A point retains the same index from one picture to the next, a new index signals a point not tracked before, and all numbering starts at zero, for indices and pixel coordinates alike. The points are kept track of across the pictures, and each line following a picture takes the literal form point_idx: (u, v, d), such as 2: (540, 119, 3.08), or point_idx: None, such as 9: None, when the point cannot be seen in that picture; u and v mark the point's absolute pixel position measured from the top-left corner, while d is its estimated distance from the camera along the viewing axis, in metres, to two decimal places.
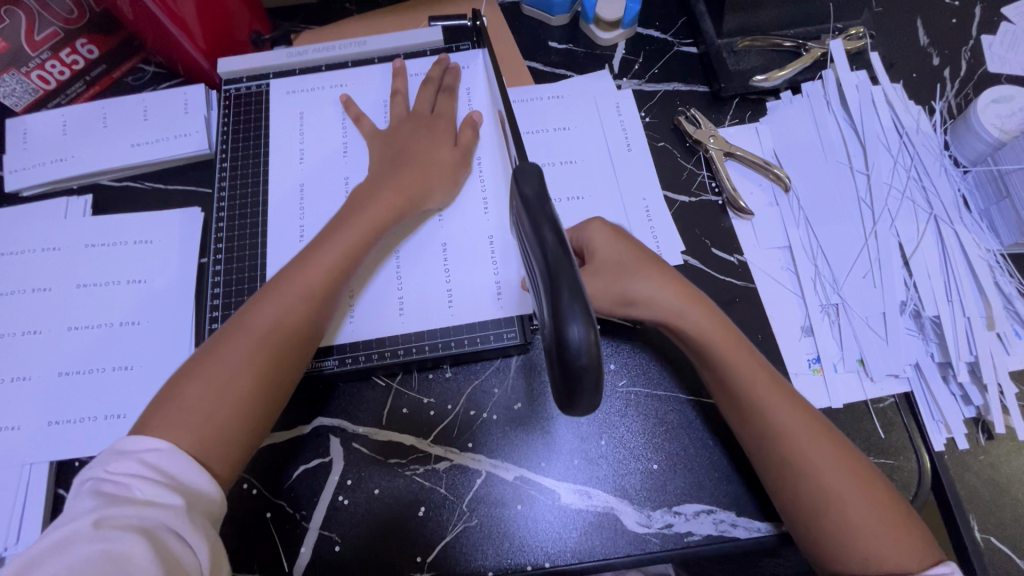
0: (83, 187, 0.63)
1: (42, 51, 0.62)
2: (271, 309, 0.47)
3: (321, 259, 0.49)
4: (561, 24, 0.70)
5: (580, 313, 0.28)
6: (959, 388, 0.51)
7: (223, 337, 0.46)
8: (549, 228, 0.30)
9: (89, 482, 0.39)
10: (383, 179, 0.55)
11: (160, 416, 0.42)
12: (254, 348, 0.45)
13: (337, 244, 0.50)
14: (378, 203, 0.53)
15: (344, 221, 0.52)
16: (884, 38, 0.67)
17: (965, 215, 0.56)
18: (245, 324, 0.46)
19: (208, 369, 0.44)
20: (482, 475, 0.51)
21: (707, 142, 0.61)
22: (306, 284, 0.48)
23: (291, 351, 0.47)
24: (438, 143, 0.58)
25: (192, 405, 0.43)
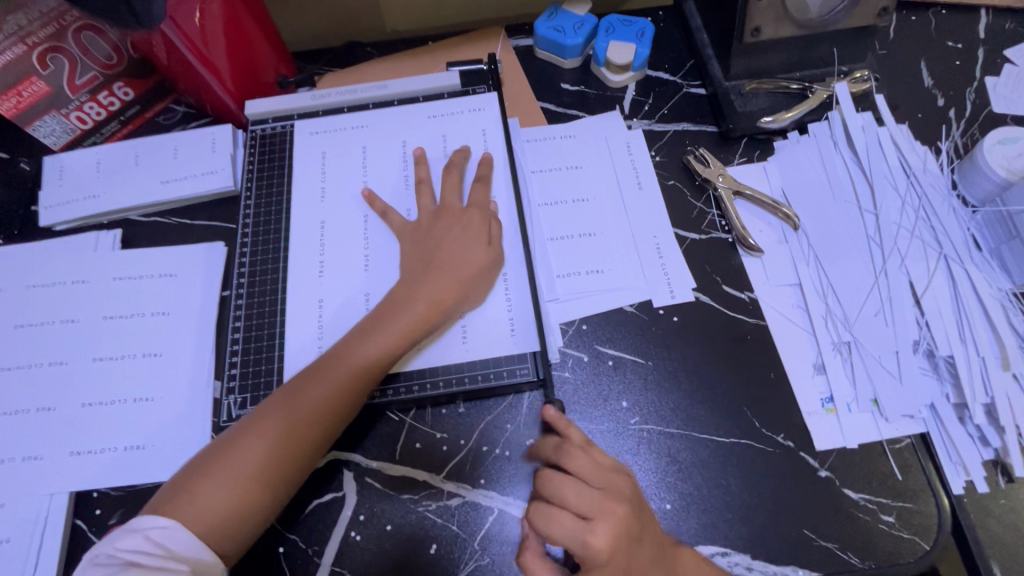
0: (114, 222, 0.66)
1: (82, 94, 0.65)
2: (288, 414, 0.48)
3: (345, 369, 0.50)
4: (573, 67, 0.73)
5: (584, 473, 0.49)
6: (977, 429, 0.51)
7: (242, 436, 0.47)
8: None
9: (98, 557, 0.42)
10: (417, 277, 0.54)
11: (179, 504, 0.45)
12: (270, 452, 0.47)
13: (371, 353, 0.50)
14: (412, 311, 0.52)
15: (376, 327, 0.52)
16: (889, 80, 0.69)
17: (975, 254, 0.57)
18: (264, 425, 0.48)
19: (224, 469, 0.46)
20: (494, 512, 0.51)
21: (716, 181, 0.63)
22: (328, 395, 0.49)
23: (304, 456, 0.48)
24: (472, 239, 0.56)
25: (205, 502, 0.45)
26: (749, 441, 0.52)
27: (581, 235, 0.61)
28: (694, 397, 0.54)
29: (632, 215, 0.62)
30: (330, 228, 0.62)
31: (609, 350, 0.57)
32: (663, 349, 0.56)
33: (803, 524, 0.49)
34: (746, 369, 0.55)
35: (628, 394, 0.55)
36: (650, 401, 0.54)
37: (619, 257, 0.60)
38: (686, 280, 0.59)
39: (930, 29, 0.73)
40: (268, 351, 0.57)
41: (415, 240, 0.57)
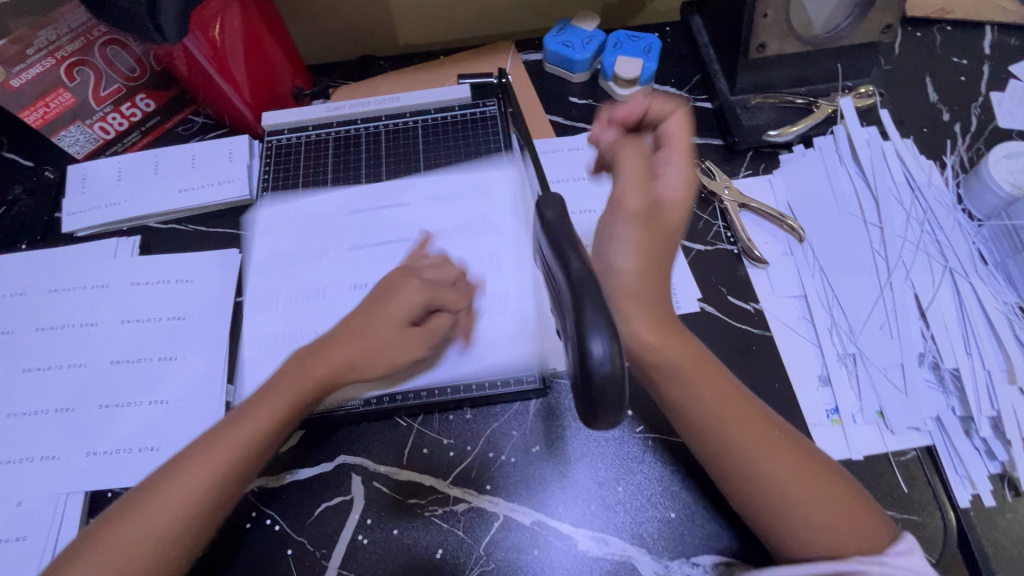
0: (133, 229, 0.68)
1: (106, 105, 0.68)
2: (179, 476, 0.44)
3: (243, 428, 0.46)
4: (581, 81, 0.74)
5: (602, 329, 0.32)
6: (983, 443, 0.51)
7: (136, 495, 0.44)
8: (575, 256, 0.36)
9: None
10: (342, 327, 0.50)
11: (68, 568, 0.42)
12: (164, 513, 0.43)
13: (306, 380, 0.47)
14: (324, 366, 0.48)
15: (314, 353, 0.48)
16: (895, 95, 0.70)
17: (981, 268, 0.57)
18: (158, 485, 0.44)
19: (116, 531, 0.43)
20: (499, 518, 0.51)
21: (722, 194, 0.64)
22: (222, 457, 0.45)
23: (196, 521, 0.44)
24: (410, 286, 0.50)
25: (91, 568, 0.42)
26: None
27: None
28: None
29: None
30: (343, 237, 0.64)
31: None
32: None
33: None
34: (751, 380, 0.55)
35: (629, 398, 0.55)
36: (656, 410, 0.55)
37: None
38: (692, 291, 0.59)
39: (935, 45, 0.74)
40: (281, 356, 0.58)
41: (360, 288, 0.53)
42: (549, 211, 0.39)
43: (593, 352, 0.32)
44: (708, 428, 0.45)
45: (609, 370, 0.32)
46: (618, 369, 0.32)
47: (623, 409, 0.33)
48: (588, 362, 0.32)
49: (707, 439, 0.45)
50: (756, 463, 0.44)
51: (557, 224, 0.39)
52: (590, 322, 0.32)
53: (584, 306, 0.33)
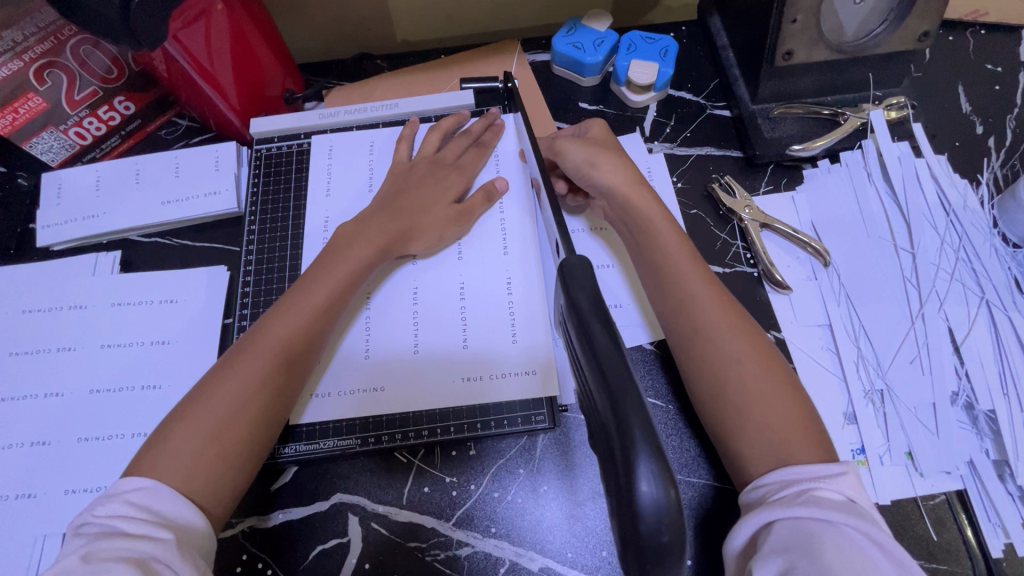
0: (114, 243, 0.63)
1: (81, 109, 0.63)
2: (252, 354, 0.47)
3: (282, 324, 0.49)
4: (592, 85, 0.70)
5: (658, 471, 0.27)
6: (1018, 488, 0.48)
7: (211, 382, 0.46)
8: (612, 348, 0.31)
9: (82, 526, 0.40)
10: (343, 237, 0.54)
11: (152, 458, 0.43)
12: (245, 391, 0.46)
13: (342, 267, 0.52)
14: (360, 248, 0.53)
15: (336, 252, 0.53)
16: (926, 105, 0.66)
17: (1019, 299, 0.54)
18: (236, 364, 0.47)
19: (200, 411, 0.45)
20: (505, 564, 0.49)
21: (742, 212, 0.60)
22: (294, 328, 0.49)
23: (276, 393, 0.47)
24: (440, 197, 0.58)
25: (179, 448, 0.43)
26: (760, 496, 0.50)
27: (609, 305, 0.57)
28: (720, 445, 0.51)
29: None
30: None
31: None
32: (682, 386, 0.54)
33: None
34: None
35: (652, 389, 0.54)
36: (670, 448, 0.52)
37: (639, 286, 0.58)
38: None
39: (969, 50, 0.69)
40: None
41: (382, 197, 0.58)
42: (580, 293, 0.33)
43: (640, 494, 0.27)
44: (712, 350, 0.47)
45: (661, 512, 0.27)
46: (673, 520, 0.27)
47: (682, 564, 0.28)
48: (636, 504, 0.27)
49: (697, 351, 0.47)
50: (723, 333, 0.47)
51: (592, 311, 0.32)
52: (640, 464, 0.27)
53: (634, 444, 0.27)
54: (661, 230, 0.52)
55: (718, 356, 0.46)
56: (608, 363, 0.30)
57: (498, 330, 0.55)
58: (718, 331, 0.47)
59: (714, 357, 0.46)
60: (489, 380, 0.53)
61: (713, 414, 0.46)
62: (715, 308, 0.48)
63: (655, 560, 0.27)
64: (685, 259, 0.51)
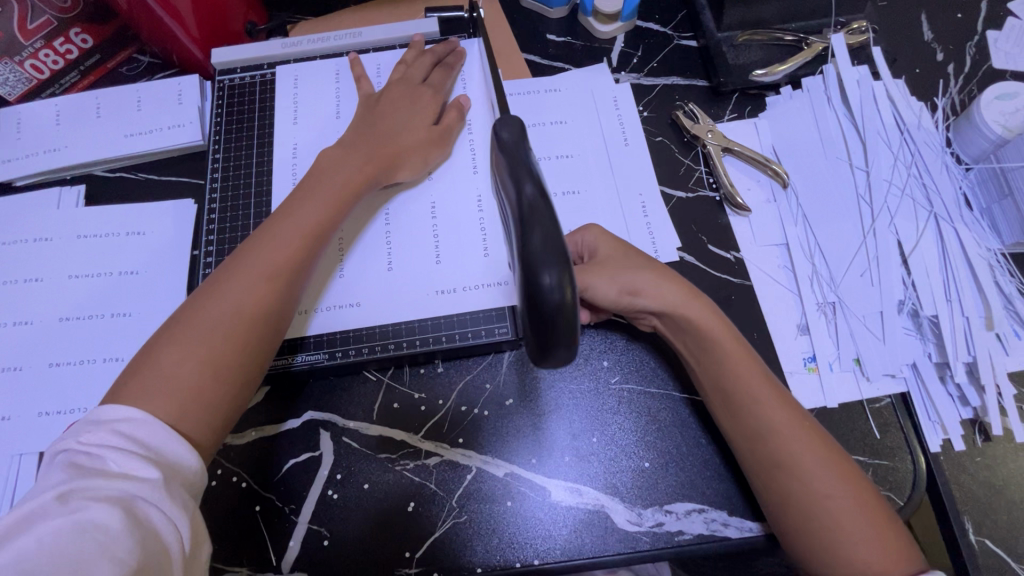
0: (77, 178, 0.63)
1: (35, 41, 0.61)
2: (238, 283, 0.45)
3: (270, 250, 0.46)
4: (559, 17, 0.69)
5: (552, 257, 0.29)
6: (957, 388, 0.51)
7: (195, 308, 0.44)
8: (527, 178, 0.31)
9: (63, 455, 0.38)
10: (325, 166, 0.52)
11: (137, 383, 0.41)
12: (233, 317, 0.44)
13: (329, 191, 0.50)
14: (347, 175, 0.51)
15: (322, 177, 0.51)
16: (888, 33, 0.66)
17: (966, 213, 0.56)
18: (220, 289, 0.45)
19: (188, 334, 0.42)
20: (472, 471, 0.51)
21: (704, 137, 0.61)
22: (283, 253, 0.46)
23: (266, 322, 0.45)
24: (417, 116, 0.57)
25: (167, 371, 0.41)
26: None
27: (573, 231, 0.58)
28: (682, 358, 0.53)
29: (618, 173, 0.60)
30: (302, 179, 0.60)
31: None
32: None
33: None
34: None
35: None
36: (630, 360, 0.54)
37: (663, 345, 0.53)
38: (672, 240, 0.57)
39: None
40: None
41: (359, 125, 0.56)
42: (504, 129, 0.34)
43: (541, 285, 0.29)
44: (780, 454, 0.44)
45: (561, 300, 0.29)
46: (567, 300, 0.29)
47: (575, 339, 0.31)
48: (535, 293, 0.29)
49: (763, 450, 0.45)
50: (789, 434, 0.44)
51: (515, 144, 0.34)
52: (539, 258, 0.29)
53: (532, 238, 0.29)
54: (694, 310, 0.47)
55: (765, 433, 0.45)
56: (521, 175, 0.32)
57: (466, 251, 0.55)
58: (784, 430, 0.45)
59: (762, 435, 0.45)
60: (458, 294, 0.54)
61: (774, 496, 0.44)
62: (754, 382, 0.46)
63: (549, 333, 0.30)
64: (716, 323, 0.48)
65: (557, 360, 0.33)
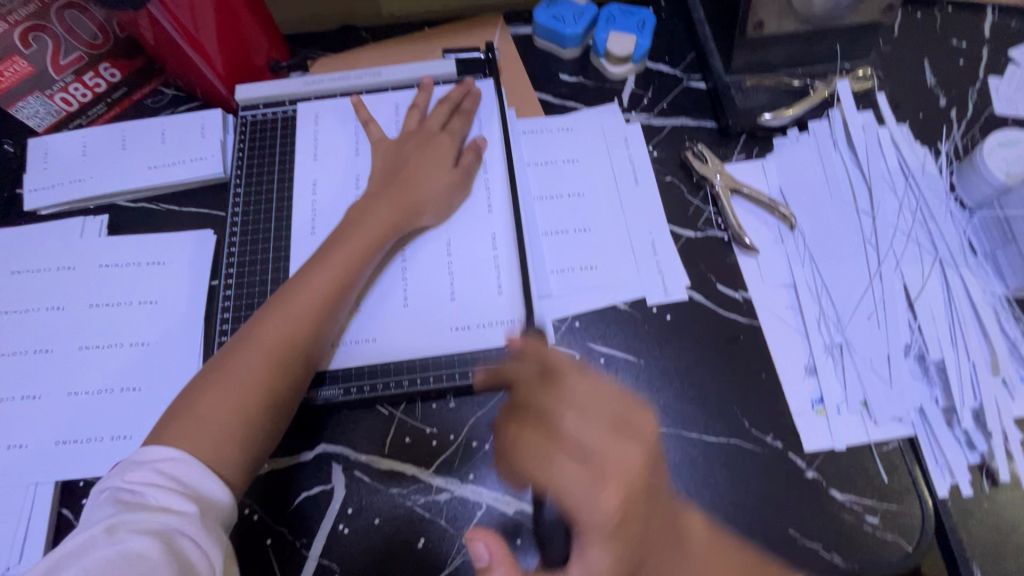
0: (100, 207, 0.64)
1: (66, 75, 0.63)
2: (265, 332, 0.48)
3: (299, 297, 0.49)
4: (572, 57, 0.71)
5: None
6: (964, 433, 0.51)
7: (229, 354, 0.47)
8: None
9: (108, 491, 0.40)
10: (354, 217, 0.56)
11: (177, 425, 0.44)
12: (263, 363, 0.46)
13: (354, 240, 0.53)
14: (371, 227, 0.54)
15: (350, 228, 0.55)
16: (892, 79, 0.68)
17: (970, 258, 0.57)
18: (253, 336, 0.48)
19: (222, 380, 0.45)
20: (483, 508, 0.51)
21: (714, 178, 0.62)
22: (310, 300, 0.49)
23: (291, 368, 0.47)
24: (440, 161, 0.60)
25: (203, 414, 0.44)
26: (737, 440, 0.52)
27: (584, 267, 0.59)
28: (691, 398, 0.54)
29: (628, 212, 0.62)
30: (321, 213, 0.62)
31: (601, 347, 0.56)
32: (654, 344, 0.56)
33: (789, 524, 0.50)
34: (738, 370, 0.55)
35: (625, 344, 0.56)
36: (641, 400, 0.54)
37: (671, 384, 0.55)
38: (681, 279, 0.58)
39: (935, 26, 0.71)
40: None
41: (386, 174, 0.59)
42: None
43: None
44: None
45: None
46: None
47: None
48: None
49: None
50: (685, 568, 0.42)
51: None
52: None
53: None
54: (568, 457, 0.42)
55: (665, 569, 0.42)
56: None
57: (479, 289, 0.56)
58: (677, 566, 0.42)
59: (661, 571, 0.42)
60: (472, 330, 0.55)
61: None
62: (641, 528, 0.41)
63: None
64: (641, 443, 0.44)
65: None
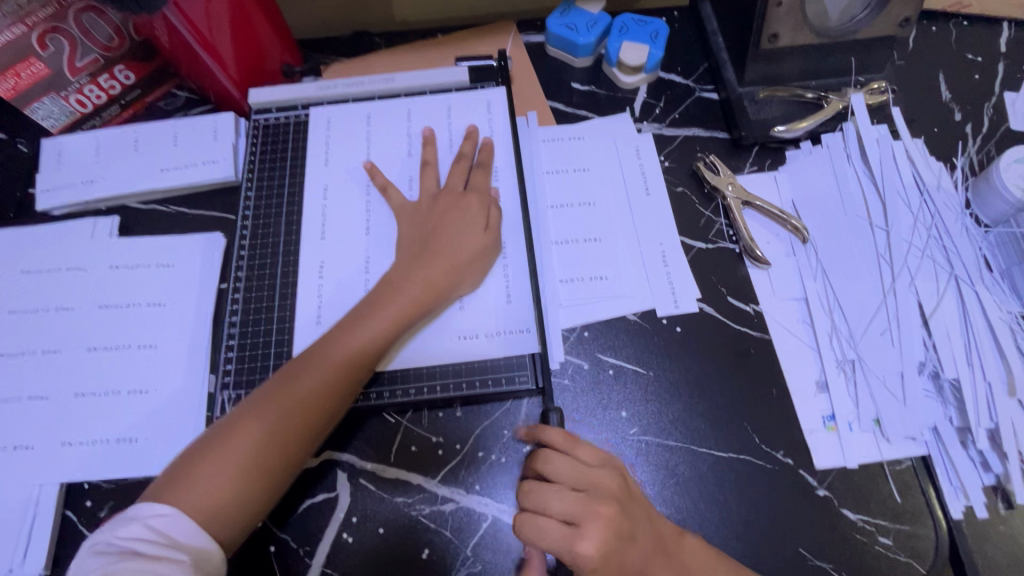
0: (112, 209, 0.65)
1: (81, 76, 0.64)
2: (273, 410, 0.47)
3: (313, 379, 0.48)
4: (584, 66, 0.71)
5: None
6: (979, 454, 0.51)
7: (229, 433, 0.46)
8: None
9: (99, 543, 0.42)
10: (385, 284, 0.53)
11: (176, 491, 0.44)
12: (265, 443, 0.46)
13: (379, 320, 0.51)
14: (398, 302, 0.52)
15: (380, 300, 0.52)
16: (906, 93, 0.68)
17: (986, 275, 0.56)
18: (261, 410, 0.47)
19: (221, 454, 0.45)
20: (488, 520, 0.50)
21: (725, 190, 0.61)
22: (324, 385, 0.48)
23: (294, 450, 0.47)
24: (471, 227, 0.56)
25: (203, 487, 0.44)
26: (748, 456, 0.52)
27: (594, 277, 0.59)
28: (701, 412, 0.53)
29: (639, 222, 0.61)
30: (328, 219, 0.61)
31: (609, 359, 0.56)
32: (664, 356, 0.56)
33: (799, 543, 0.49)
34: (748, 384, 0.54)
35: (635, 357, 0.56)
36: (649, 414, 0.53)
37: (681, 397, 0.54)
38: (691, 290, 0.58)
39: (950, 41, 0.71)
40: (266, 334, 0.57)
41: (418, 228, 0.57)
42: None
43: None
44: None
45: None
46: None
47: None
48: None
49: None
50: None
51: None
52: None
53: None
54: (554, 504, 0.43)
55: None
56: None
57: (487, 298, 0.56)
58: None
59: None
60: (481, 339, 0.55)
61: None
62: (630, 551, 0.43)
63: None
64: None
65: None
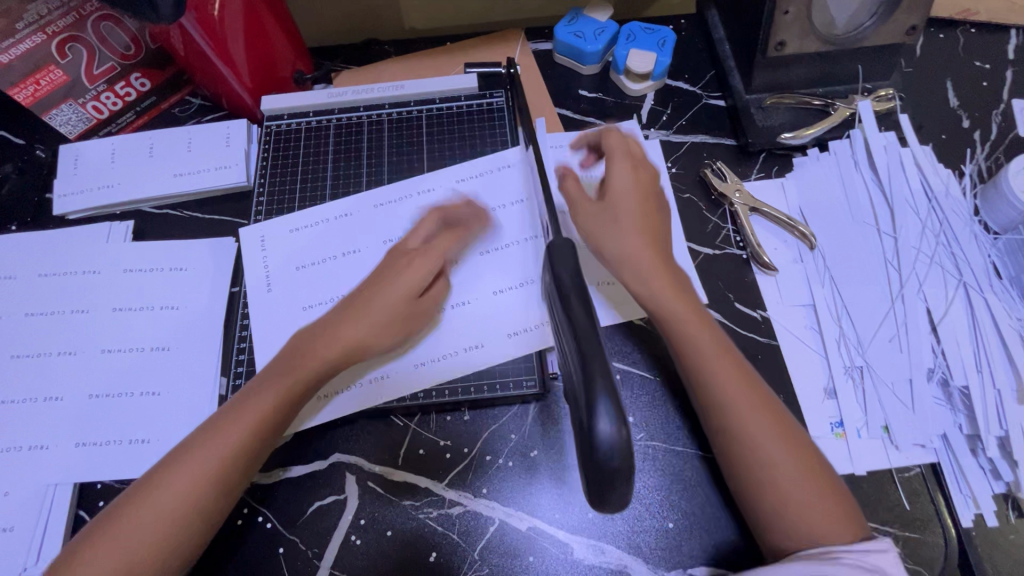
0: (127, 213, 0.66)
1: (99, 84, 0.65)
2: (204, 448, 0.45)
3: (246, 411, 0.47)
4: (592, 73, 0.72)
5: (609, 408, 0.33)
6: (988, 462, 0.50)
7: (159, 474, 0.44)
8: (578, 306, 0.38)
9: None
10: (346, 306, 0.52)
11: (101, 540, 0.42)
12: (192, 482, 0.44)
13: (324, 346, 0.49)
14: (344, 326, 0.50)
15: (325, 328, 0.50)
16: (914, 99, 0.68)
17: (995, 283, 0.56)
18: (193, 448, 0.45)
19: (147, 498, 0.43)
20: (495, 524, 0.51)
21: (732, 196, 0.62)
22: (256, 416, 0.46)
23: (226, 489, 0.45)
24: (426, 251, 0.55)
25: (128, 534, 0.42)
26: None
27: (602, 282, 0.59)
28: None
29: None
30: (328, 225, 0.62)
31: (617, 364, 0.56)
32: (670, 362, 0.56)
33: None
34: None
35: (642, 362, 0.56)
36: (657, 419, 0.54)
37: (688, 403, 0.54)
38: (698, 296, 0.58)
39: (958, 48, 0.71)
40: (276, 338, 0.57)
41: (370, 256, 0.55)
42: (563, 270, 0.40)
43: (599, 432, 0.33)
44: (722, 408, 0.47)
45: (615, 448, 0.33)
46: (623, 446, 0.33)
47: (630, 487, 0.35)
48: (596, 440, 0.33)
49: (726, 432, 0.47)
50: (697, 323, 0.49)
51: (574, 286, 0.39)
52: (600, 408, 0.33)
53: (595, 389, 0.34)
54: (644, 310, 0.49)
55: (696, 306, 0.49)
56: (585, 335, 0.36)
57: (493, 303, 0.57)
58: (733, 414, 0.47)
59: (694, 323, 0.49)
60: (489, 344, 0.56)
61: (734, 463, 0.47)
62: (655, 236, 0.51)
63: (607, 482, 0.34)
64: (658, 284, 0.50)
65: (613, 502, 0.37)
